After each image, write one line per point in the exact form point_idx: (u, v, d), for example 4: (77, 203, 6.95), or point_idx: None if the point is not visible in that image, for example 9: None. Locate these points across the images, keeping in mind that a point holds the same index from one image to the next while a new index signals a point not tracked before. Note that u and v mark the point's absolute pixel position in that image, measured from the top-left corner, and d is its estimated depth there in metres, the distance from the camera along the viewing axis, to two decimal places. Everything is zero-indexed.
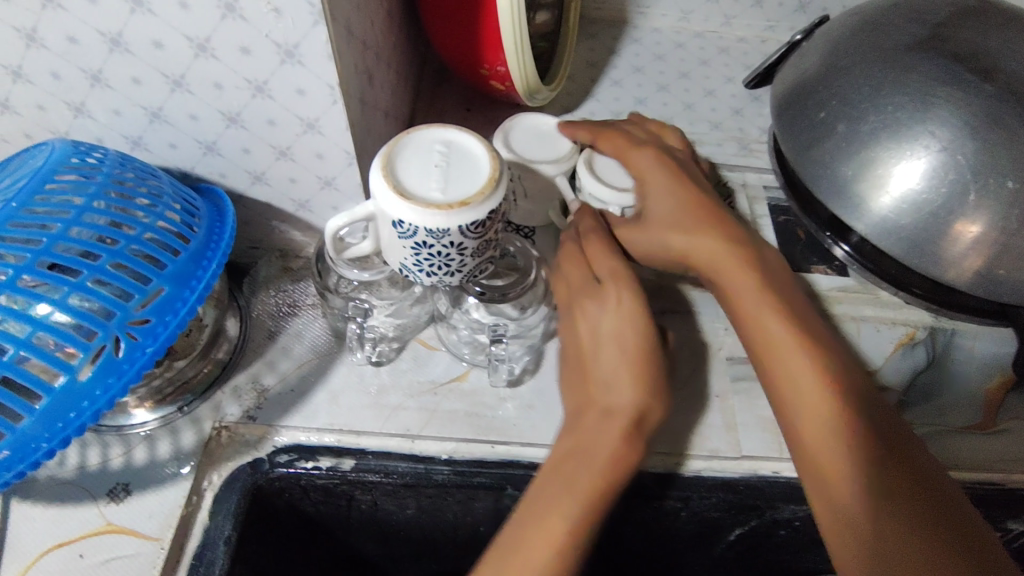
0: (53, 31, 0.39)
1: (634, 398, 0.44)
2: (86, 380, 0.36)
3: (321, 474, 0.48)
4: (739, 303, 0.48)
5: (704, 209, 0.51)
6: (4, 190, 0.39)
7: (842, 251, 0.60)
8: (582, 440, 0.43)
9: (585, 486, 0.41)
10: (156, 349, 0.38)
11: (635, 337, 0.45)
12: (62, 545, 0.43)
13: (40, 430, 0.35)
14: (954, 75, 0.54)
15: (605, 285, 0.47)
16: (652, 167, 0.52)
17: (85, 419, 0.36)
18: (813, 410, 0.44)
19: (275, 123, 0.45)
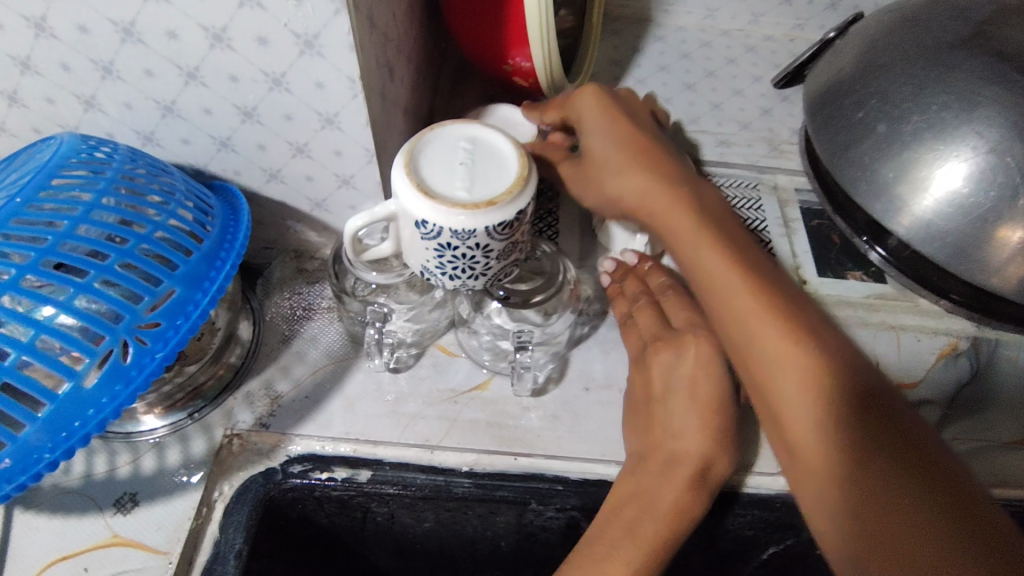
0: (62, 20, 0.37)
1: (703, 449, 0.43)
2: (92, 387, 0.34)
3: (335, 485, 0.46)
4: (682, 244, 0.45)
5: (639, 146, 0.48)
6: (10, 186, 0.37)
7: (876, 255, 0.57)
8: (646, 488, 0.43)
9: (648, 536, 0.42)
10: (166, 355, 0.36)
11: (709, 388, 0.45)
12: (68, 557, 0.41)
13: (43, 439, 0.33)
14: (1002, 74, 0.51)
15: (684, 336, 0.46)
16: (589, 108, 0.50)
17: (90, 428, 0.34)
18: (778, 365, 0.40)
19: (292, 119, 0.43)
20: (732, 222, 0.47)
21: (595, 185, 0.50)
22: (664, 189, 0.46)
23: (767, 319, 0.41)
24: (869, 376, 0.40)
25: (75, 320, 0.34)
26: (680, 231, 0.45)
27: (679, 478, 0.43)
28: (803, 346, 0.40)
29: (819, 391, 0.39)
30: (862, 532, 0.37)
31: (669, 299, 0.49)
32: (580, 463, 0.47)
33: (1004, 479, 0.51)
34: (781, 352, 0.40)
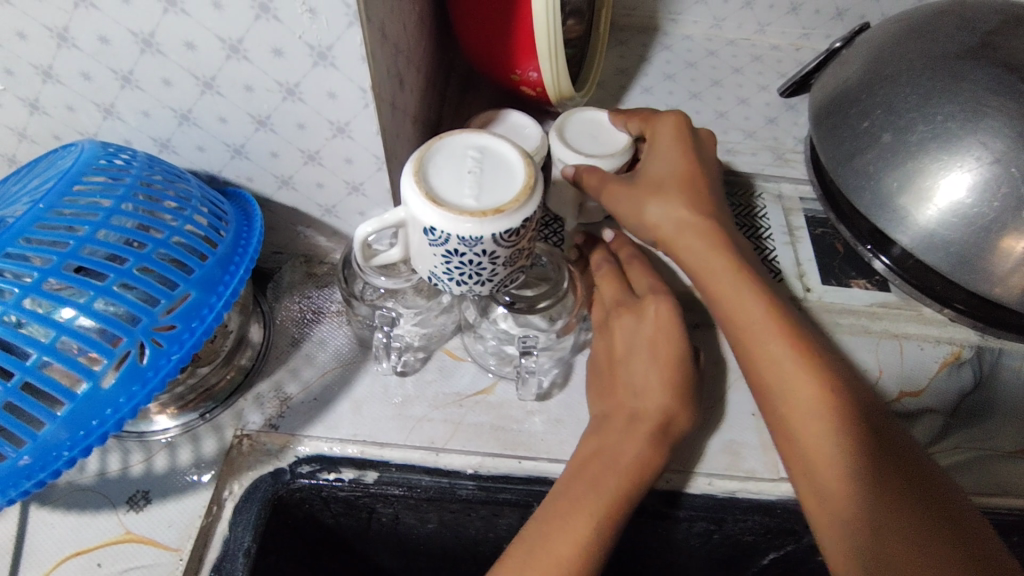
0: (85, 31, 0.39)
1: (665, 404, 0.45)
2: (110, 386, 0.35)
3: (343, 486, 0.47)
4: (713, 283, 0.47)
5: (695, 182, 0.50)
6: (33, 191, 0.39)
7: (881, 264, 0.58)
8: (608, 445, 0.44)
9: (612, 488, 0.42)
10: (181, 357, 0.37)
11: (669, 347, 0.47)
12: (81, 553, 0.42)
13: (62, 438, 0.34)
14: (1007, 85, 0.52)
15: (644, 300, 0.49)
16: (666, 130, 0.52)
17: (108, 427, 0.35)
18: (804, 406, 0.42)
19: (304, 127, 0.44)
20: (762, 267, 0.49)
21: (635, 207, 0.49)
22: (704, 231, 0.48)
23: (791, 356, 0.43)
24: (880, 410, 0.43)
25: (93, 321, 0.35)
26: (720, 275, 0.46)
27: (640, 433, 0.44)
28: (823, 376, 0.42)
29: (828, 406, 0.41)
30: (867, 529, 0.39)
31: (633, 269, 0.53)
32: None
33: (1006, 487, 0.51)
34: (801, 381, 0.42)
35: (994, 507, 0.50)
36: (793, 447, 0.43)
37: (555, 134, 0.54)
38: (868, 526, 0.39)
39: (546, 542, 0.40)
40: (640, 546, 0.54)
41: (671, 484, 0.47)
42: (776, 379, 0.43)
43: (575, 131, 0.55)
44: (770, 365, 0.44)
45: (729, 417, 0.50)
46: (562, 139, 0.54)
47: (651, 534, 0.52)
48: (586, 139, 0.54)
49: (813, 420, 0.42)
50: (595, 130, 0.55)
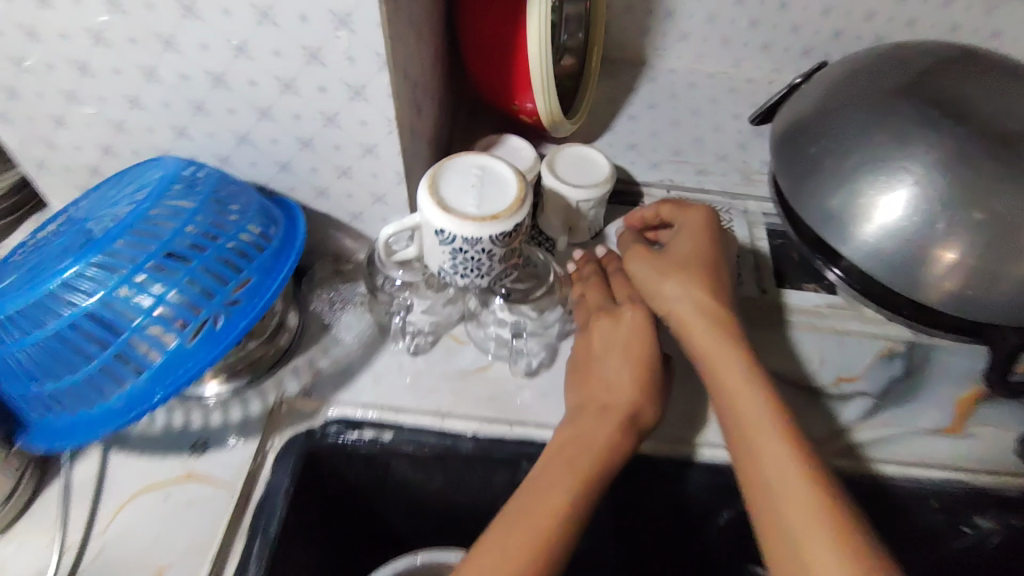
0: (170, 70, 0.50)
1: (633, 399, 0.53)
2: (193, 345, 0.46)
3: (363, 443, 0.56)
4: (700, 324, 0.56)
5: (708, 259, 0.60)
6: (131, 194, 0.49)
7: (834, 274, 0.66)
8: (584, 430, 0.52)
9: (587, 465, 0.49)
10: (246, 324, 0.47)
11: (642, 350, 0.55)
12: (152, 488, 0.52)
13: (155, 383, 0.45)
14: (931, 118, 0.61)
15: (623, 307, 0.58)
16: (698, 217, 0.63)
17: (190, 376, 0.45)
18: (758, 413, 0.50)
19: (340, 148, 0.54)
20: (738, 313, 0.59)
21: (658, 279, 0.59)
22: (705, 288, 0.57)
23: (749, 376, 0.52)
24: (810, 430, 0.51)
25: (182, 295, 0.45)
26: (702, 316, 0.56)
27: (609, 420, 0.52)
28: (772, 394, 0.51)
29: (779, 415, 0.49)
30: (835, 551, 0.42)
31: (617, 281, 0.62)
32: None
33: (933, 461, 0.58)
34: (758, 398, 0.51)
35: (925, 477, 0.57)
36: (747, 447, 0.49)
37: (545, 166, 0.63)
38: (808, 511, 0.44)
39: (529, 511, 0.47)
40: (615, 507, 0.63)
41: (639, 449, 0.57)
42: (737, 393, 0.51)
43: (562, 164, 0.64)
44: (734, 382, 0.52)
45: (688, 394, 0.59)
46: (552, 169, 0.63)
47: (624, 495, 0.61)
48: (573, 170, 0.64)
49: (766, 424, 0.49)
50: (580, 163, 0.65)
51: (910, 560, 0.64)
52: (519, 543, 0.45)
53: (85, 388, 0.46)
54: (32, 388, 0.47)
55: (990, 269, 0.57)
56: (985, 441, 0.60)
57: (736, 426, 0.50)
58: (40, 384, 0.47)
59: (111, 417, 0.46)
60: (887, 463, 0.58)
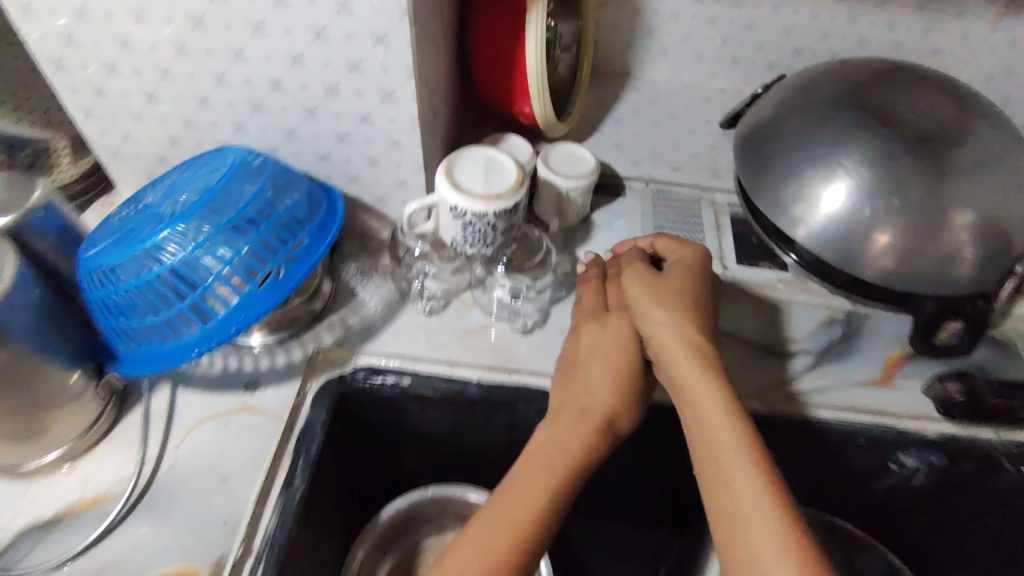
0: (237, 76, 0.62)
1: (608, 403, 0.61)
2: (261, 290, 0.58)
3: (386, 385, 0.67)
4: (671, 340, 0.60)
5: (696, 287, 0.64)
6: (208, 172, 0.62)
7: (792, 259, 0.77)
8: (562, 433, 0.60)
9: (563, 465, 0.57)
10: (302, 275, 0.60)
11: (621, 358, 0.63)
12: (214, 416, 0.63)
13: (232, 318, 0.57)
14: (862, 123, 0.73)
15: (610, 315, 0.66)
16: (688, 250, 0.68)
17: (258, 313, 0.58)
18: (711, 418, 0.55)
19: (371, 141, 0.66)
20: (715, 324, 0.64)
21: (649, 304, 0.63)
22: (688, 311, 0.62)
23: (704, 382, 0.57)
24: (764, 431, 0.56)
25: (255, 250, 0.58)
26: (674, 330, 0.60)
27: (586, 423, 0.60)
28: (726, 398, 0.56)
29: (728, 419, 0.54)
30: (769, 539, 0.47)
31: (609, 286, 0.69)
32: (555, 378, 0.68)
33: (864, 407, 0.70)
34: (712, 403, 0.56)
35: (856, 420, 0.69)
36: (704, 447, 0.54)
37: (540, 159, 0.76)
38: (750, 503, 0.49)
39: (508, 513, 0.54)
40: None
41: None
42: (694, 400, 0.57)
43: (555, 158, 0.76)
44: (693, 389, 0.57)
45: None
46: (546, 162, 0.75)
47: None
48: (564, 162, 0.76)
49: (717, 430, 0.54)
50: (570, 158, 0.77)
51: (841, 491, 0.77)
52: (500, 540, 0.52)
53: (174, 322, 0.58)
54: (127, 323, 0.58)
55: (915, 247, 0.69)
56: (908, 391, 0.71)
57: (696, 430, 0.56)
58: (135, 319, 0.58)
59: (195, 344, 0.58)
60: (824, 408, 0.69)
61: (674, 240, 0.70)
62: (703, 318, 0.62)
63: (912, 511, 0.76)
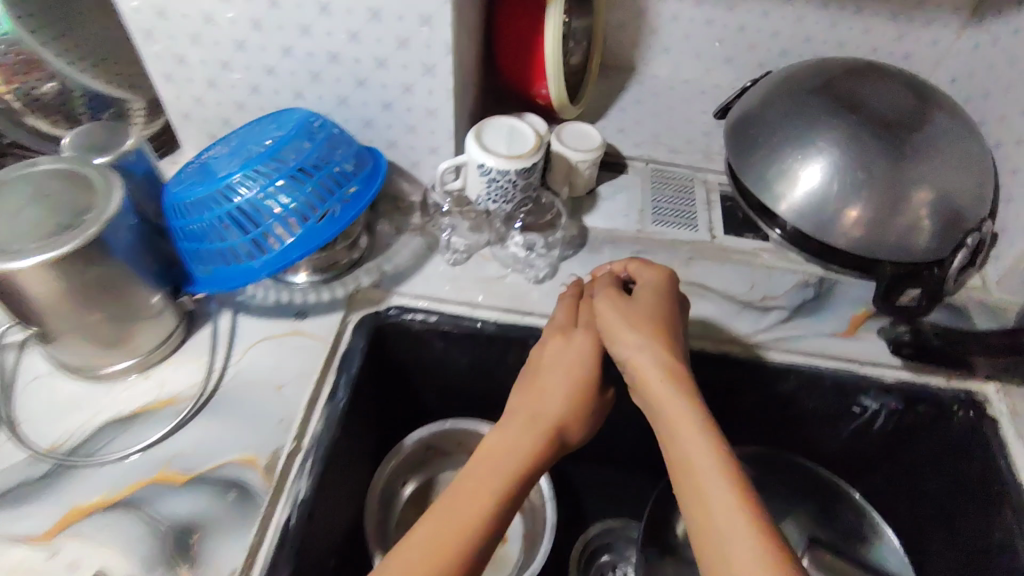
0: (301, 49, 0.73)
1: (561, 412, 0.65)
2: (322, 224, 0.69)
3: (415, 322, 0.77)
4: (640, 356, 0.64)
5: (667, 309, 0.68)
6: (275, 126, 0.72)
7: (777, 233, 0.87)
8: (512, 437, 0.62)
9: (510, 467, 0.59)
10: (355, 214, 0.71)
11: (580, 371, 0.67)
12: (270, 337, 0.74)
13: (296, 246, 0.68)
14: (834, 109, 0.84)
15: (578, 332, 0.70)
16: (658, 275, 0.72)
17: (320, 242, 0.68)
18: (684, 428, 0.57)
19: (411, 110, 0.77)
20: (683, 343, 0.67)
21: (622, 323, 0.67)
22: (660, 331, 0.65)
23: (672, 396, 0.60)
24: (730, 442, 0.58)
25: (318, 191, 0.69)
26: (647, 347, 0.64)
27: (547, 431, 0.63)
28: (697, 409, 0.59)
29: (696, 428, 0.57)
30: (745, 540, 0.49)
31: (585, 305, 0.73)
32: None
33: (830, 354, 0.80)
34: (686, 414, 0.58)
35: (823, 364, 0.79)
36: (679, 454, 0.57)
37: (553, 136, 0.87)
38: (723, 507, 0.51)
39: (462, 506, 0.55)
40: None
41: None
42: (665, 412, 0.60)
43: (567, 134, 0.87)
44: (665, 402, 0.60)
45: None
46: (559, 137, 0.86)
47: None
48: (575, 137, 0.87)
49: (692, 438, 0.56)
50: (579, 134, 0.88)
51: (812, 436, 0.86)
52: (449, 532, 0.54)
53: (245, 248, 0.68)
54: (204, 247, 0.69)
55: (876, 219, 0.79)
56: (869, 342, 0.81)
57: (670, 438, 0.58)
58: (212, 244, 0.68)
59: (264, 266, 0.68)
60: (795, 353, 0.79)
61: (645, 266, 0.74)
62: (671, 337, 0.66)
63: (879, 455, 0.84)
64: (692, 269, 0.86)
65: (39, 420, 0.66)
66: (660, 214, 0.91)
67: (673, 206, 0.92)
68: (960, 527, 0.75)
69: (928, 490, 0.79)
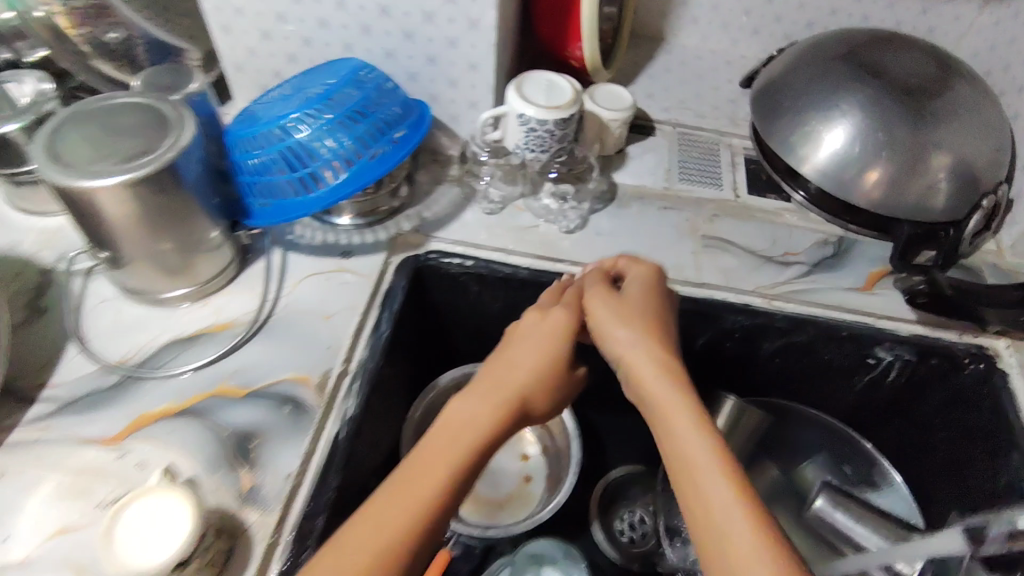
0: (354, 2, 0.77)
1: (526, 384, 0.62)
2: (374, 161, 0.73)
3: (452, 266, 0.82)
4: (632, 346, 0.62)
5: (660, 304, 0.67)
6: (330, 71, 0.77)
7: (799, 197, 0.91)
8: (469, 406, 0.59)
9: (465, 438, 0.56)
10: (404, 153, 0.75)
11: (552, 345, 0.65)
12: (316, 275, 0.78)
13: (350, 180, 0.72)
14: (858, 74, 0.87)
15: (554, 307, 0.68)
16: (648, 272, 0.71)
17: (372, 178, 0.73)
18: (677, 421, 0.55)
19: (453, 64, 0.81)
20: (674, 334, 0.65)
21: (614, 314, 0.65)
22: (653, 325, 0.64)
23: (664, 387, 0.58)
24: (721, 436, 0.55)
25: (371, 131, 0.74)
26: (642, 340, 0.62)
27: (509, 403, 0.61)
28: (691, 402, 0.56)
29: (688, 421, 0.55)
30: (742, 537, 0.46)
31: (570, 291, 0.71)
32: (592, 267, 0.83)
33: (846, 306, 0.83)
34: (678, 406, 0.56)
35: (840, 316, 0.82)
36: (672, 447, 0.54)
37: (586, 95, 0.91)
38: (719, 503, 0.49)
39: (420, 477, 0.53)
40: None
41: None
42: (656, 405, 0.58)
43: (599, 94, 0.91)
44: (656, 394, 0.58)
45: (674, 252, 0.85)
46: (592, 96, 0.90)
47: None
48: (608, 97, 0.91)
49: (683, 432, 0.54)
50: (611, 95, 0.91)
51: (827, 390, 0.90)
52: (400, 503, 0.51)
53: (303, 181, 0.73)
54: (265, 178, 0.74)
55: (896, 181, 0.83)
56: (884, 298, 0.85)
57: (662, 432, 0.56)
58: (272, 176, 0.73)
59: (319, 198, 0.72)
60: (813, 305, 0.83)
61: (634, 261, 0.73)
62: (659, 328, 0.64)
63: (891, 408, 0.87)
64: (716, 225, 0.89)
65: (105, 337, 0.71)
66: (686, 174, 0.95)
67: (699, 167, 0.96)
68: (970, 475, 0.79)
69: (938, 442, 0.83)
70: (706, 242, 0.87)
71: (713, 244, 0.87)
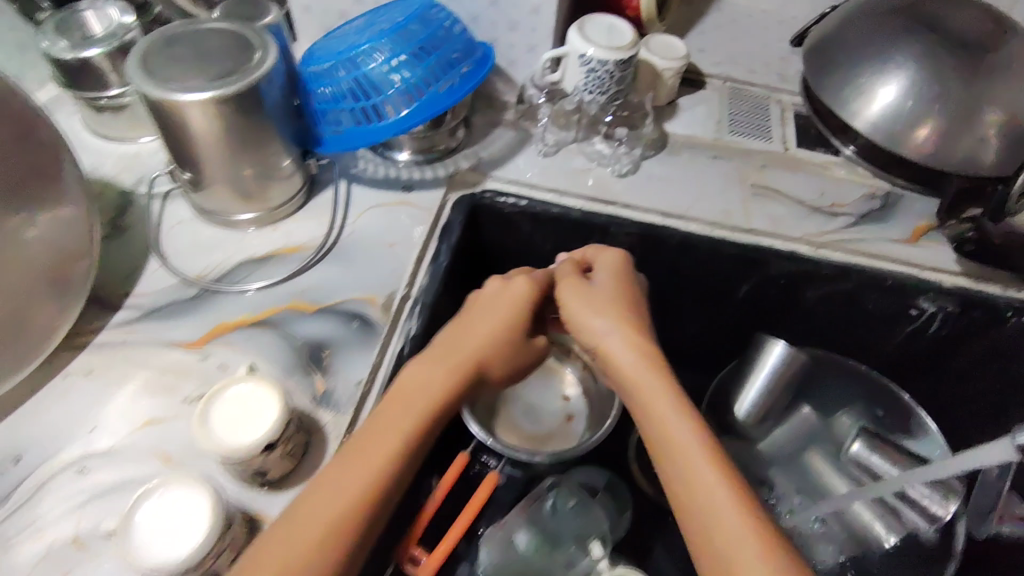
0: None
1: (483, 353, 0.63)
2: (446, 90, 0.75)
3: (507, 203, 0.84)
4: (610, 335, 0.63)
5: (632, 293, 0.68)
6: (400, 8, 0.80)
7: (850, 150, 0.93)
8: (424, 374, 0.60)
9: (419, 407, 0.58)
10: (474, 84, 0.77)
11: (511, 314, 0.65)
12: (378, 206, 0.82)
13: (423, 107, 0.74)
14: (913, 28, 0.88)
15: (517, 279, 0.68)
16: (613, 258, 0.71)
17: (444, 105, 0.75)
18: (661, 413, 0.57)
19: (516, 6, 0.84)
20: (645, 319, 0.67)
21: (593, 302, 0.66)
22: (630, 317, 0.65)
23: (647, 377, 0.60)
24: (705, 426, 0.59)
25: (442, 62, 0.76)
26: (624, 330, 0.63)
27: (465, 372, 0.61)
28: (672, 393, 0.59)
29: (670, 414, 0.57)
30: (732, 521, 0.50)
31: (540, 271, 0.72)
32: (644, 209, 0.85)
33: (892, 257, 0.85)
34: (662, 398, 0.58)
35: (885, 266, 0.84)
36: (661, 436, 0.57)
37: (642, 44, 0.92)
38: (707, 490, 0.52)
39: (379, 442, 0.55)
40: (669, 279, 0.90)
41: (691, 227, 0.84)
42: (639, 396, 0.60)
43: (655, 44, 0.93)
44: (636, 387, 0.60)
45: (723, 199, 0.88)
46: (648, 46, 0.92)
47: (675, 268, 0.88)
48: (663, 47, 0.93)
49: (670, 424, 0.56)
50: (666, 45, 0.93)
51: (867, 339, 0.92)
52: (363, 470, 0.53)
53: (376, 109, 0.75)
54: (339, 107, 0.76)
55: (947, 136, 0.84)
56: (930, 250, 0.86)
57: (648, 422, 0.58)
58: (346, 104, 0.76)
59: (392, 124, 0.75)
60: (858, 254, 0.85)
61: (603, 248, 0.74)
62: (628, 315, 0.65)
63: (929, 359, 0.89)
64: (764, 175, 0.91)
65: (182, 253, 0.76)
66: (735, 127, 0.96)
67: (748, 120, 0.98)
68: (1014, 414, 0.83)
69: (980, 387, 0.86)
70: (755, 191, 0.89)
71: (761, 194, 0.89)
